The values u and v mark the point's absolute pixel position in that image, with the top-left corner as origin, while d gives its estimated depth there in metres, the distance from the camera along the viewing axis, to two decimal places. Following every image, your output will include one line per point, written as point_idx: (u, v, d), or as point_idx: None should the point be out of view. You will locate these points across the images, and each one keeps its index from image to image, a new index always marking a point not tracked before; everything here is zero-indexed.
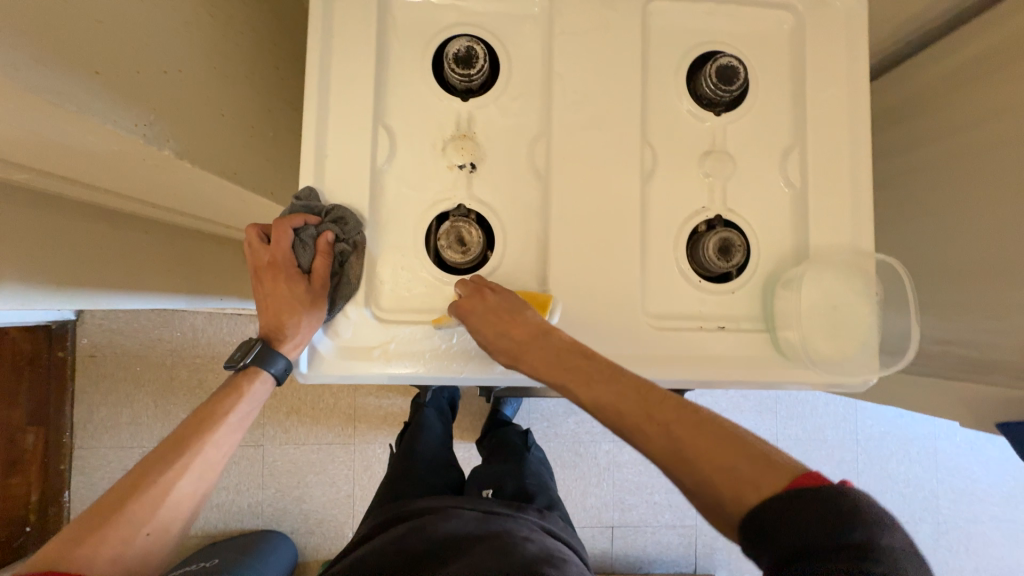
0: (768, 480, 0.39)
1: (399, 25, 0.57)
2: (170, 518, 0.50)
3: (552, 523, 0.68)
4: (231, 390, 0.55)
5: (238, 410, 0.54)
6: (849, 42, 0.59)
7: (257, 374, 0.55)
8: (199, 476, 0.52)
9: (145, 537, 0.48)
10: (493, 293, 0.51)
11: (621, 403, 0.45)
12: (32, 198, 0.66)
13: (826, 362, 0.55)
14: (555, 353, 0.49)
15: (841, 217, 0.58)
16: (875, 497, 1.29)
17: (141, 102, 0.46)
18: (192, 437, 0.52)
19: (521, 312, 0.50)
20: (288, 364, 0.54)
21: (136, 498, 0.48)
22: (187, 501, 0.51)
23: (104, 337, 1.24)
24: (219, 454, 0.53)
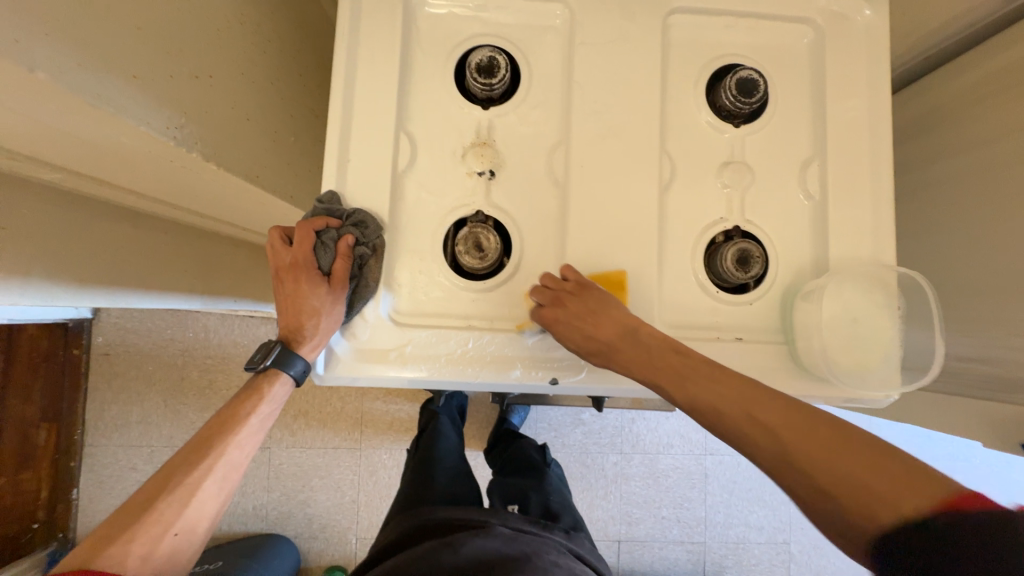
0: (908, 496, 0.36)
1: (423, 35, 0.58)
2: (197, 519, 0.50)
3: (580, 544, 0.68)
4: (252, 392, 0.55)
5: (260, 412, 0.55)
6: (870, 56, 0.59)
7: (277, 375, 0.55)
8: (223, 477, 0.52)
9: (173, 538, 0.48)
10: (579, 288, 0.53)
11: (721, 403, 0.44)
12: (59, 197, 0.68)
13: (848, 376, 0.54)
14: (646, 352, 0.49)
15: (861, 231, 0.57)
16: None
17: (173, 105, 0.47)
18: (215, 438, 0.53)
19: (607, 307, 0.52)
20: (307, 366, 0.55)
21: (163, 499, 0.49)
22: (212, 501, 0.51)
23: (118, 336, 1.26)
24: (242, 455, 0.54)
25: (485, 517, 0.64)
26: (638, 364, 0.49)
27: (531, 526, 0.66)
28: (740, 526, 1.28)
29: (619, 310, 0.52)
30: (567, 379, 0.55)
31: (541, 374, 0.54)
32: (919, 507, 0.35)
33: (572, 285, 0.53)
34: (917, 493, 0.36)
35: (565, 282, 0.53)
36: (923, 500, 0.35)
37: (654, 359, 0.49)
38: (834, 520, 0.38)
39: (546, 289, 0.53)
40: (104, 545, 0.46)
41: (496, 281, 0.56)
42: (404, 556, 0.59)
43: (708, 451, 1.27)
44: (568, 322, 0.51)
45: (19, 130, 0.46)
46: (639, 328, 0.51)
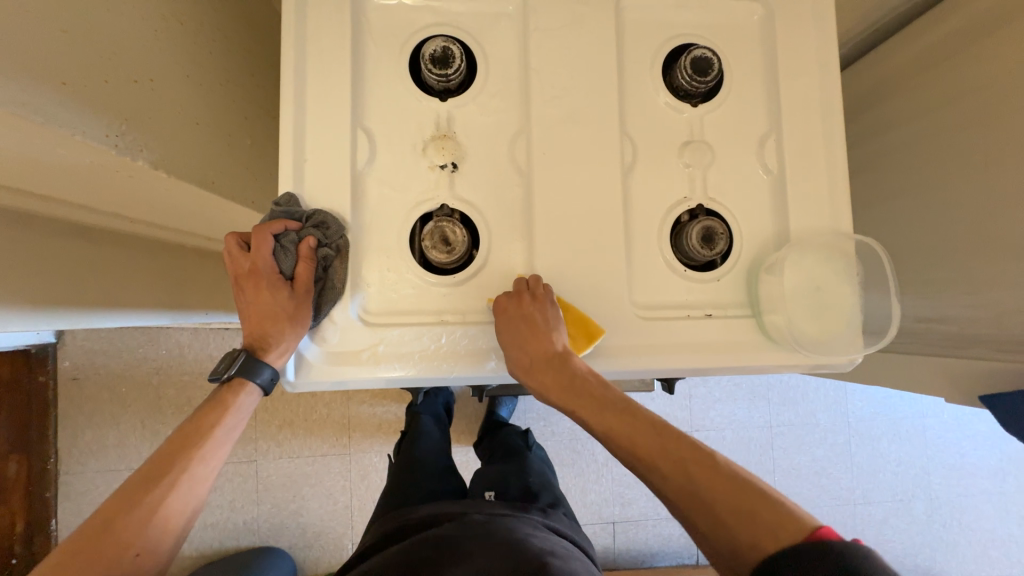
0: (786, 526, 0.40)
1: (373, 28, 0.57)
2: (159, 537, 0.48)
3: (557, 521, 0.69)
4: (217, 403, 0.54)
5: (226, 423, 0.54)
6: (819, 31, 0.60)
7: (242, 385, 0.54)
8: (187, 492, 0.50)
9: (133, 558, 0.46)
10: (533, 303, 0.52)
11: (636, 437, 0.48)
12: (4, 218, 0.65)
13: (813, 344, 0.55)
14: (571, 378, 0.50)
15: (820, 201, 0.59)
16: (867, 476, 1.35)
17: (111, 113, 0.45)
18: (180, 451, 0.51)
19: (551, 333, 0.52)
20: (275, 374, 0.52)
21: (122, 518, 0.47)
22: (176, 518, 0.49)
23: (86, 359, 1.21)
24: (208, 469, 0.52)
25: (461, 509, 0.66)
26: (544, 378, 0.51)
27: (507, 509, 0.68)
28: None
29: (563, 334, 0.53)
30: None
31: None
32: (796, 536, 0.39)
33: (541, 294, 0.53)
34: (794, 526, 0.40)
35: (535, 290, 0.53)
36: (799, 530, 0.40)
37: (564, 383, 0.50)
38: (727, 546, 0.42)
39: (519, 286, 0.54)
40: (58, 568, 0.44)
41: (466, 274, 0.56)
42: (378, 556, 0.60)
43: (693, 428, 1.32)
44: (512, 322, 0.52)
45: None
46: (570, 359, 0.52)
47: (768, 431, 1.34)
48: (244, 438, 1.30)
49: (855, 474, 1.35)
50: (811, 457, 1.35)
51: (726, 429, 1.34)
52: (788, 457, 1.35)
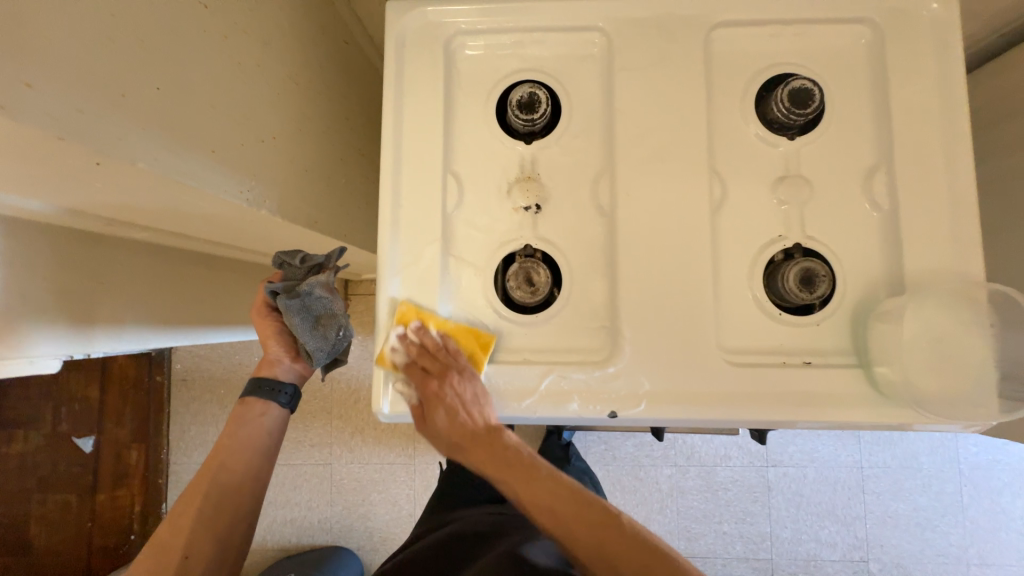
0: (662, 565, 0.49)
1: (463, 76, 0.60)
2: (198, 541, 0.58)
3: None
4: (234, 418, 0.64)
5: (239, 431, 0.63)
6: (940, 53, 0.55)
7: (257, 405, 0.64)
8: (214, 499, 0.59)
9: (183, 560, 0.57)
10: (461, 356, 0.54)
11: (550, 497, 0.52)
12: (146, 250, 0.76)
13: (935, 403, 0.49)
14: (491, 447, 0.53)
15: (939, 241, 0.53)
16: (985, 534, 1.26)
17: (244, 170, 0.51)
18: (208, 463, 0.61)
19: (466, 396, 0.53)
20: (290, 389, 0.65)
21: (172, 525, 0.59)
22: (208, 523, 0.59)
23: (194, 363, 1.38)
24: (230, 474, 0.61)
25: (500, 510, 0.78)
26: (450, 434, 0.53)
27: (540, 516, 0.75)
28: (810, 542, 1.30)
29: (470, 390, 0.53)
30: (627, 413, 0.53)
31: (600, 407, 0.53)
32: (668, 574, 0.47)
33: (446, 360, 0.54)
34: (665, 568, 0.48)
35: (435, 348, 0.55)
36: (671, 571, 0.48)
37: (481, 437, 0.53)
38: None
39: (434, 352, 0.54)
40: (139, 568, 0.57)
41: (548, 314, 0.56)
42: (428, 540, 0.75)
43: (769, 462, 1.31)
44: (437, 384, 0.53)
45: (116, 203, 0.52)
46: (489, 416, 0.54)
47: (857, 473, 1.29)
48: (322, 442, 1.40)
49: (971, 530, 1.26)
50: (914, 506, 1.28)
51: (807, 467, 1.31)
52: (886, 504, 1.29)
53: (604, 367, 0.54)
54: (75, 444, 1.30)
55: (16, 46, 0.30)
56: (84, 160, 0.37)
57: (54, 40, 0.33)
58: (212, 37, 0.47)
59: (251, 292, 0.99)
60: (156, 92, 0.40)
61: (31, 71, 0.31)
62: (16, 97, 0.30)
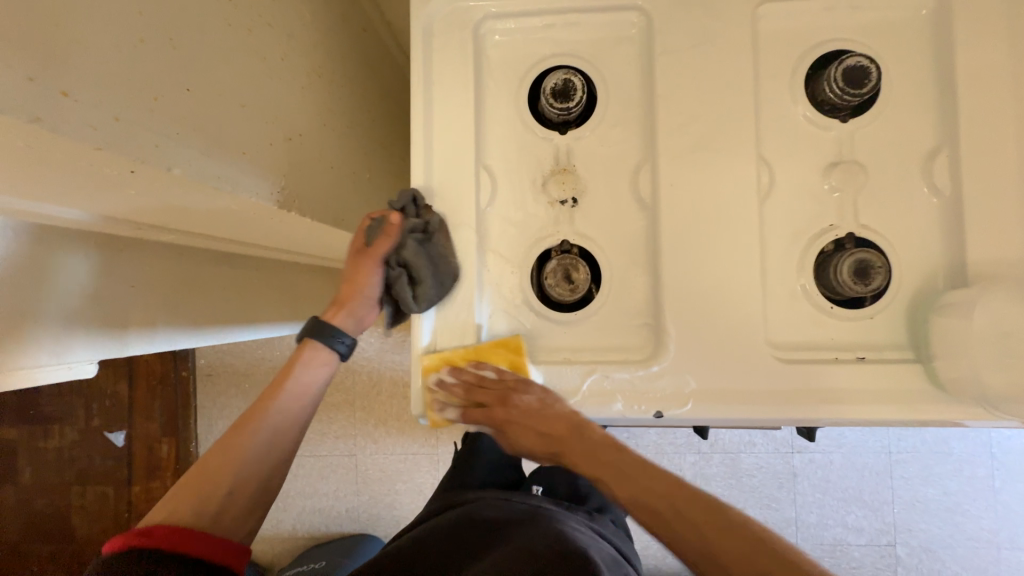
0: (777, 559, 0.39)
1: (493, 64, 0.57)
2: (248, 478, 0.55)
3: (602, 526, 0.70)
4: (291, 359, 0.60)
5: (297, 374, 0.59)
6: (1010, 23, 0.51)
7: (319, 346, 0.60)
8: (268, 441, 0.57)
9: (229, 495, 0.54)
10: (504, 372, 0.53)
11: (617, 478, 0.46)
12: (171, 251, 0.75)
13: (1005, 401, 0.46)
14: (538, 426, 0.50)
15: (1005, 228, 0.50)
16: (1017, 517, 1.24)
17: (275, 171, 0.50)
18: (261, 404, 0.58)
19: (506, 394, 0.51)
20: (352, 341, 0.60)
21: (216, 461, 0.55)
22: (258, 463, 0.56)
23: (218, 358, 1.39)
24: (286, 417, 0.58)
25: (511, 495, 0.71)
26: (534, 442, 0.51)
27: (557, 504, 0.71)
28: (836, 527, 1.29)
29: (510, 388, 0.52)
30: (672, 413, 0.51)
31: (644, 407, 0.52)
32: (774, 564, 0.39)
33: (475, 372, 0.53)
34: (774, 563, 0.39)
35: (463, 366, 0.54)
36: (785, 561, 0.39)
37: (563, 436, 0.49)
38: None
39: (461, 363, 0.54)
40: (173, 501, 0.52)
41: (587, 312, 0.55)
42: (430, 525, 0.68)
43: (796, 449, 1.29)
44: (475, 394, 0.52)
45: (144, 207, 0.51)
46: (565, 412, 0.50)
47: (886, 458, 1.28)
48: (346, 434, 1.42)
49: (1002, 513, 1.24)
50: (944, 490, 1.26)
51: (834, 452, 1.29)
52: (915, 489, 1.27)
53: (648, 366, 0.52)
54: (108, 439, 1.33)
55: (51, 54, 0.29)
56: (120, 169, 0.36)
57: (86, 45, 0.31)
58: (238, 32, 0.45)
59: (274, 289, 0.98)
60: (187, 94, 0.39)
61: (67, 79, 0.30)
62: (54, 107, 0.29)
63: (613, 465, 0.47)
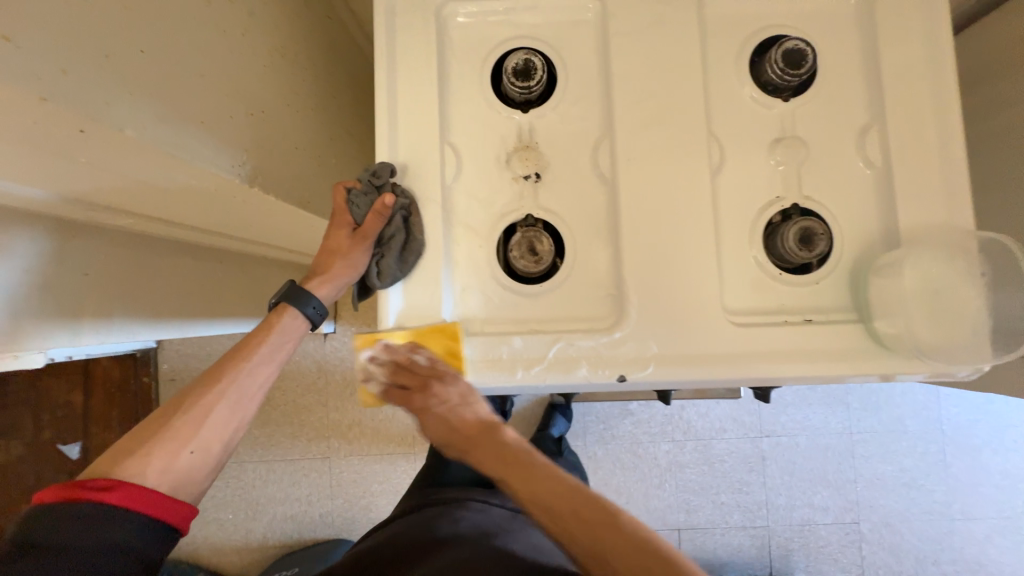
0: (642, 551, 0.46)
1: (457, 46, 0.59)
2: (211, 439, 0.54)
3: None
4: (264, 326, 0.61)
5: (271, 341, 0.59)
6: (926, 11, 0.56)
7: (286, 308, 0.61)
8: (235, 402, 0.56)
9: (189, 455, 0.52)
10: (436, 359, 0.53)
11: (516, 478, 0.52)
12: (129, 239, 0.73)
13: (937, 352, 0.50)
14: (443, 424, 0.54)
15: (933, 197, 0.54)
16: (968, 489, 1.31)
17: (235, 143, 0.49)
18: (229, 366, 0.57)
19: (425, 384, 0.53)
20: (321, 306, 0.61)
21: (178, 417, 0.53)
22: (223, 424, 0.55)
23: (181, 362, 1.34)
24: (254, 381, 0.58)
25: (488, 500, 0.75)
26: (442, 433, 0.55)
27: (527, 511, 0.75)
28: (804, 508, 1.34)
29: (445, 379, 0.53)
30: (636, 376, 0.53)
31: (607, 371, 0.53)
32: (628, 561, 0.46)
33: (396, 358, 0.54)
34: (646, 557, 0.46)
35: (396, 352, 0.54)
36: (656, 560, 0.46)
37: (473, 438, 0.54)
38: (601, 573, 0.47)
39: (386, 351, 0.54)
40: (125, 457, 0.50)
41: (552, 283, 0.56)
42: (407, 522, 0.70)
43: (763, 433, 1.34)
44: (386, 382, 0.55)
45: (96, 180, 0.50)
46: (483, 415, 0.55)
47: (847, 438, 1.33)
48: (319, 436, 1.39)
49: (954, 486, 1.32)
50: (901, 467, 1.32)
51: (799, 435, 1.34)
52: (875, 467, 1.33)
53: (610, 332, 0.54)
54: (60, 452, 1.26)
55: None
56: (68, 127, 0.35)
57: None
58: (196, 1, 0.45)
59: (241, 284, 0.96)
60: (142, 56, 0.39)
61: (12, 24, 0.29)
62: None
63: (519, 468, 0.52)
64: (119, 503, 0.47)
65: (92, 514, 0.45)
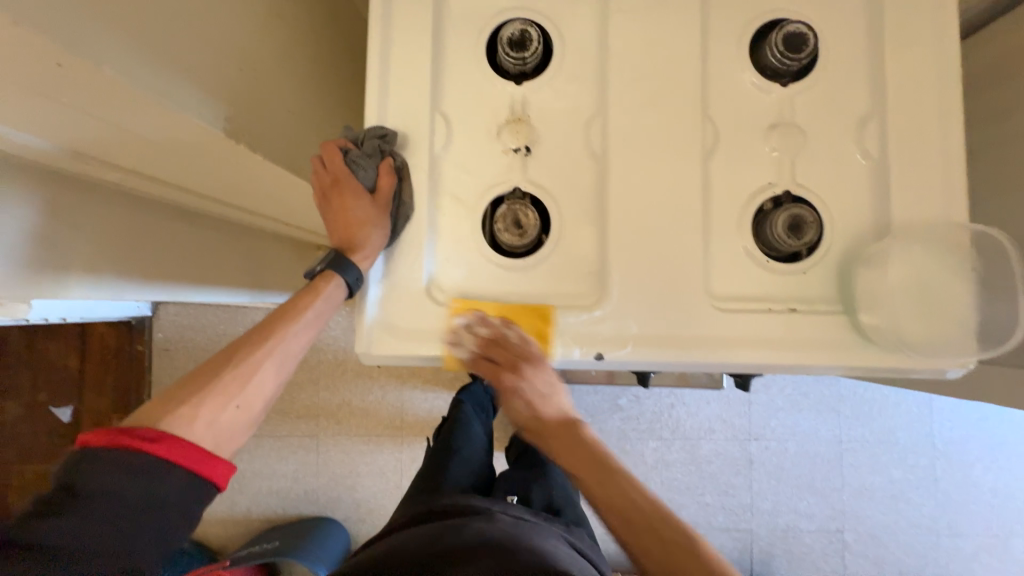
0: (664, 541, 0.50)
1: (453, 13, 0.58)
2: (256, 396, 0.52)
3: (579, 538, 0.70)
4: (312, 289, 0.57)
5: (317, 305, 0.56)
6: (932, 1, 0.54)
7: (332, 276, 0.55)
8: (280, 363, 0.54)
9: (235, 410, 0.50)
10: (526, 339, 0.53)
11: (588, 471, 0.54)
12: (122, 197, 0.73)
13: (921, 345, 0.49)
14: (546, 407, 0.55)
15: (928, 191, 0.53)
16: (957, 505, 1.29)
17: (221, 96, 0.50)
18: (276, 325, 0.55)
19: (540, 367, 0.53)
20: (361, 275, 0.54)
21: (226, 372, 0.51)
22: (266, 383, 0.53)
23: (175, 332, 1.34)
24: (296, 344, 0.56)
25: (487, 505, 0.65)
26: (523, 416, 0.55)
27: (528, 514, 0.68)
28: (789, 513, 1.33)
29: (540, 363, 0.53)
30: (613, 355, 0.52)
31: (586, 349, 0.53)
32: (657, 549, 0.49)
33: (494, 337, 0.53)
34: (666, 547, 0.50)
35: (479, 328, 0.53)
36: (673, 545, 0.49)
37: (554, 426, 0.55)
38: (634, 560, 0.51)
39: (486, 326, 0.53)
40: (170, 407, 0.48)
41: (537, 257, 0.56)
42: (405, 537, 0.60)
43: (752, 436, 1.33)
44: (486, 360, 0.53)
45: (83, 127, 0.50)
46: (563, 405, 0.56)
47: (837, 446, 1.32)
48: (308, 413, 1.39)
49: (942, 501, 1.30)
50: (890, 478, 1.31)
51: (789, 440, 1.33)
52: (863, 476, 1.32)
53: (590, 311, 0.53)
54: (53, 414, 1.27)
55: None
56: (44, 58, 0.36)
57: None
58: None
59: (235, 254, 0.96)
60: None
61: None
62: None
63: (564, 450, 0.55)
64: (166, 458, 0.45)
65: (138, 464, 0.44)
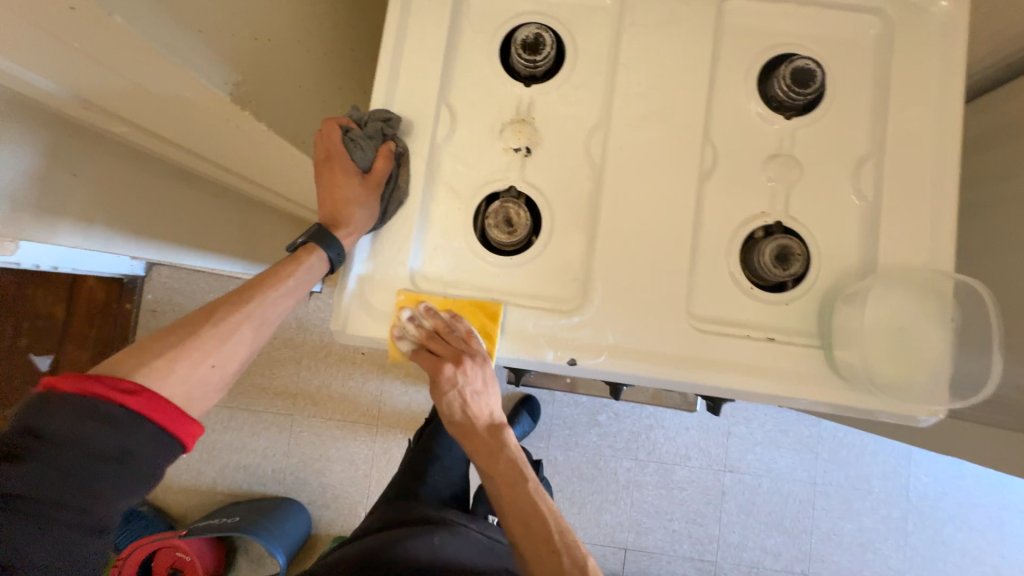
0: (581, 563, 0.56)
1: (472, 9, 0.59)
2: (230, 357, 0.53)
3: None
4: (294, 259, 0.57)
5: (298, 276, 0.56)
6: (940, 54, 0.55)
7: (314, 249, 0.56)
8: (258, 327, 0.55)
9: (209, 369, 0.51)
10: (473, 335, 0.52)
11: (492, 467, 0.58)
12: (126, 151, 0.74)
13: (888, 387, 0.50)
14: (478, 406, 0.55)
15: (916, 238, 0.53)
16: (923, 561, 1.29)
17: (230, 60, 0.50)
18: (256, 290, 0.55)
19: (482, 369, 0.52)
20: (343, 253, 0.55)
21: (205, 330, 0.52)
22: (243, 345, 0.54)
23: (165, 295, 1.34)
24: (275, 311, 0.56)
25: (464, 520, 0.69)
26: (451, 410, 0.56)
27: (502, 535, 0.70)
28: (755, 550, 1.31)
29: (481, 365, 0.52)
30: (587, 362, 0.53)
31: (560, 354, 0.53)
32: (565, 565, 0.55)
33: (442, 331, 0.53)
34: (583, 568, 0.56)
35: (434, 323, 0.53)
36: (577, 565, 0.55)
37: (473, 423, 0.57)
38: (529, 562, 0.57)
39: (438, 321, 0.53)
40: (140, 359, 0.48)
41: (524, 257, 0.56)
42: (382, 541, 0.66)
43: (727, 467, 1.32)
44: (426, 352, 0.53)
45: (92, 75, 0.51)
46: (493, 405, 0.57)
47: (810, 487, 1.31)
48: (287, 392, 1.39)
49: (908, 556, 1.29)
50: (859, 526, 1.30)
51: (763, 476, 1.32)
52: (833, 521, 1.31)
53: (569, 316, 0.53)
54: None
55: None
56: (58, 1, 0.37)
57: None
58: None
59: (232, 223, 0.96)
60: None
61: None
62: None
63: (484, 449, 0.58)
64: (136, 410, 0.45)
65: (103, 412, 0.43)
